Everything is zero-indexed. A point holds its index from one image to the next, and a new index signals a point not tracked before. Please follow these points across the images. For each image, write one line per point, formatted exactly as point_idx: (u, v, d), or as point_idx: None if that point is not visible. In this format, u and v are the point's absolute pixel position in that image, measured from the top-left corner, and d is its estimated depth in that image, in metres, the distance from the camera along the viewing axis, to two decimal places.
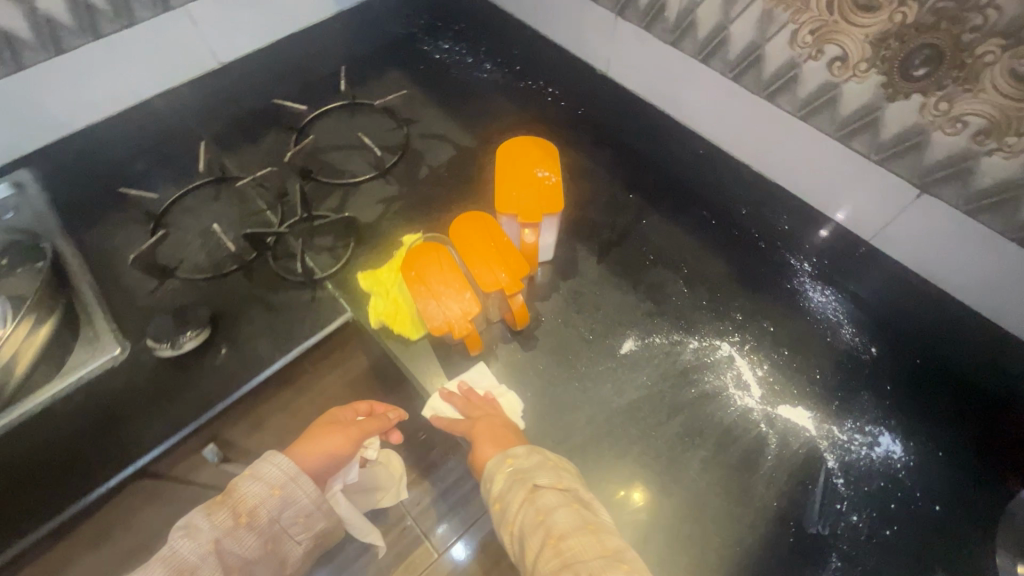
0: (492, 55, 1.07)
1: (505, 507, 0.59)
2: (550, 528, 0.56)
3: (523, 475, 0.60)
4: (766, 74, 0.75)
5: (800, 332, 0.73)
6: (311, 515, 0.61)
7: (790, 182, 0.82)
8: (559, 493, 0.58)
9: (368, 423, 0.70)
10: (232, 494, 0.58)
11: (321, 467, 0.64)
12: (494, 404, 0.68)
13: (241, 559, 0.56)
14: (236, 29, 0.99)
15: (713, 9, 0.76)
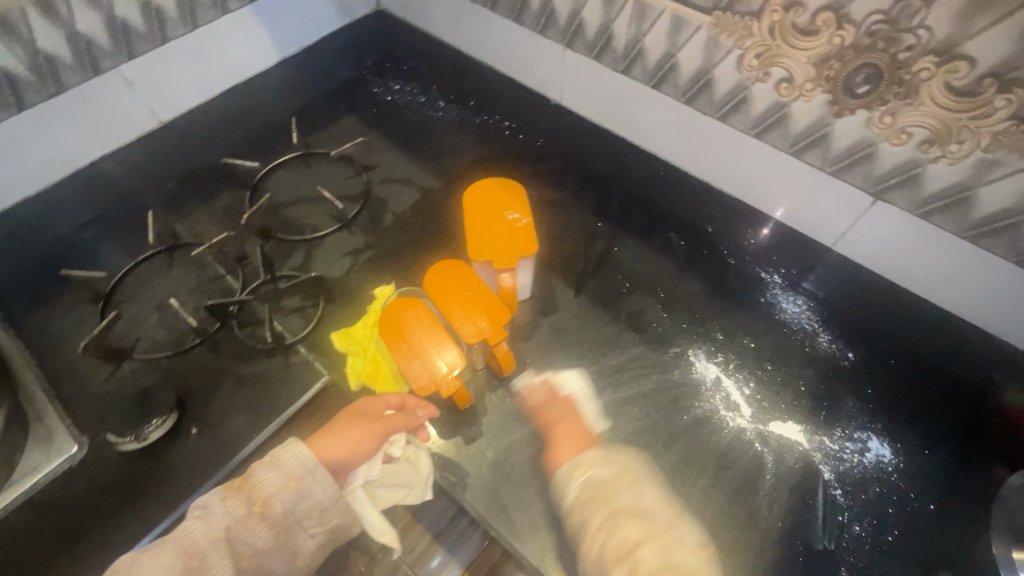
0: (446, 92, 1.07)
1: (584, 528, 0.58)
2: (637, 566, 0.53)
3: (596, 485, 0.60)
4: (717, 97, 0.77)
5: (781, 345, 0.74)
6: (326, 510, 0.57)
7: (749, 195, 0.83)
8: (643, 525, 0.57)
9: (394, 419, 0.65)
10: (250, 480, 0.55)
11: (339, 461, 0.60)
12: (574, 407, 0.68)
13: (252, 549, 0.53)
14: (174, 85, 0.94)
15: (660, 38, 0.78)
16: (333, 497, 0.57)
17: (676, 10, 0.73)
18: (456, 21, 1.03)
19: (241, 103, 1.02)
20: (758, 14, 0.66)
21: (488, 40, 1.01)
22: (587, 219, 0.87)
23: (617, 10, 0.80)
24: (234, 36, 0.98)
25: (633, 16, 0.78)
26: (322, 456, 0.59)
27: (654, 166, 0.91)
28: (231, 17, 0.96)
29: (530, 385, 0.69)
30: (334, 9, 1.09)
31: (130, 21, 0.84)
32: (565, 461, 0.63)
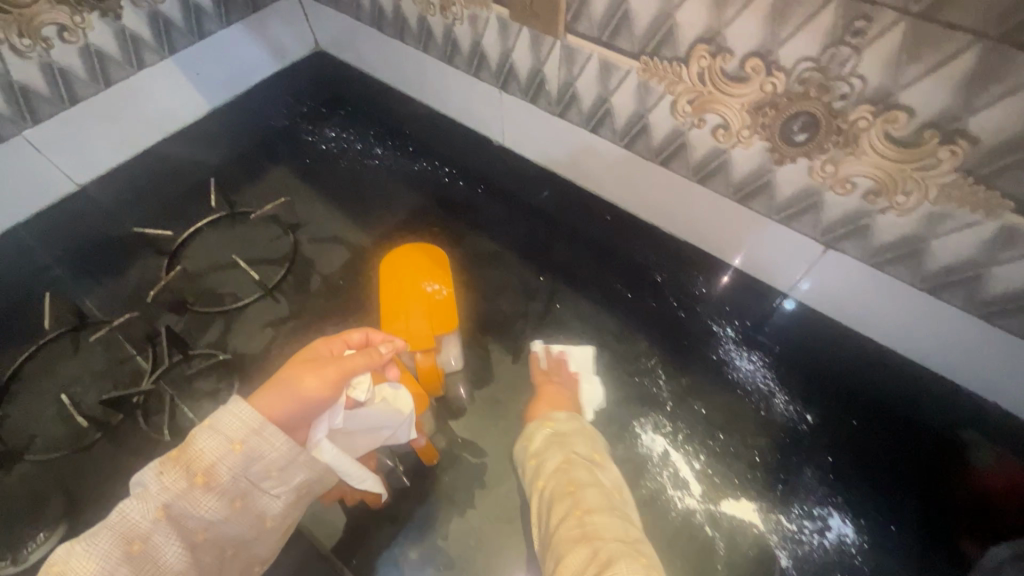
0: (383, 138, 0.99)
1: (540, 473, 0.61)
2: (579, 502, 0.56)
3: (562, 443, 0.63)
4: (655, 143, 0.73)
5: (735, 410, 0.68)
6: (285, 468, 0.51)
7: (698, 237, 0.78)
8: (593, 470, 0.60)
9: (352, 360, 0.57)
10: (188, 450, 0.47)
11: (293, 414, 0.52)
12: (574, 383, 0.71)
13: (204, 523, 0.47)
14: (92, 146, 0.90)
15: (592, 83, 0.73)
16: (290, 455, 0.51)
17: (604, 55, 0.68)
18: (395, 65, 1.00)
19: (168, 161, 0.98)
20: (685, 60, 0.61)
21: (426, 83, 0.97)
22: (528, 272, 0.82)
23: (544, 53, 0.75)
24: (156, 88, 0.94)
25: (562, 60, 0.73)
26: (271, 414, 0.51)
27: (603, 216, 0.85)
28: (148, 71, 0.92)
29: (549, 354, 0.73)
30: (266, 53, 1.06)
31: (33, 86, 0.80)
32: (540, 415, 0.67)
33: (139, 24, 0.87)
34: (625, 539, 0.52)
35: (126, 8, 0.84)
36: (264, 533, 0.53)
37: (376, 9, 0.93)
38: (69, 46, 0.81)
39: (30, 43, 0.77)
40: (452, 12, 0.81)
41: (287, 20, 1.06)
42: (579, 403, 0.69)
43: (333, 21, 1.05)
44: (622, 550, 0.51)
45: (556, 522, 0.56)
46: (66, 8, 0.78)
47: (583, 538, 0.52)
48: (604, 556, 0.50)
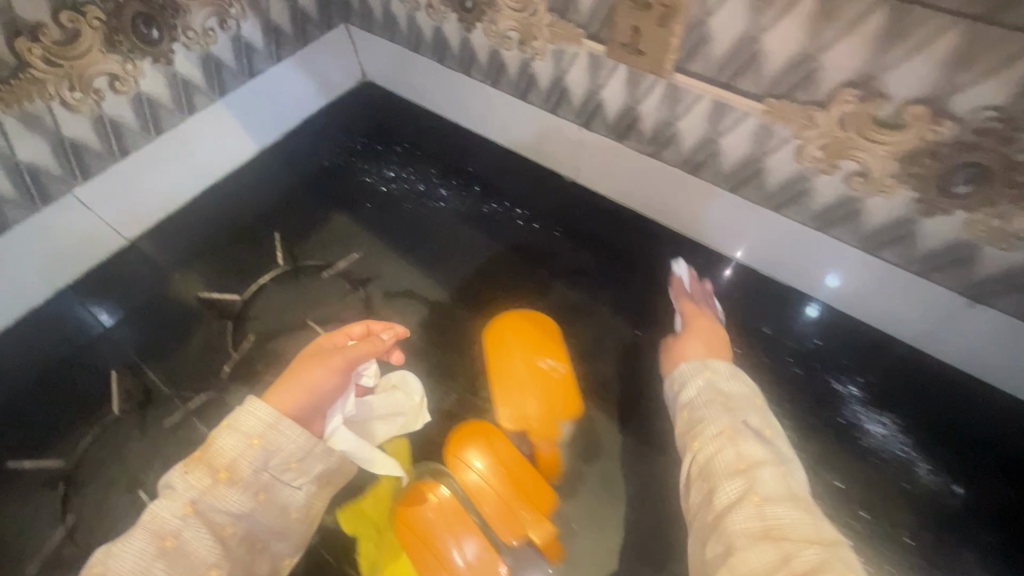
0: (447, 177, 0.93)
1: (704, 445, 0.58)
2: (755, 488, 0.53)
3: (727, 414, 0.60)
4: (768, 187, 0.67)
5: (875, 483, 0.62)
6: (304, 459, 0.57)
7: (810, 284, 0.72)
8: (772, 456, 0.56)
9: (355, 349, 0.63)
10: (210, 450, 0.54)
11: (306, 406, 0.59)
12: (720, 333, 0.70)
13: (230, 516, 0.53)
14: (141, 197, 0.84)
15: (698, 122, 0.66)
16: (308, 445, 0.56)
17: (719, 96, 0.62)
18: (456, 98, 0.94)
19: (219, 208, 0.91)
20: (824, 104, 0.55)
21: (492, 120, 0.91)
22: (622, 325, 0.76)
23: (642, 92, 0.68)
24: (205, 133, 0.88)
25: (663, 99, 0.67)
26: (286, 406, 0.57)
27: (700, 261, 0.78)
28: (198, 116, 0.86)
29: (692, 278, 0.76)
30: (313, 86, 1.00)
31: (83, 140, 0.75)
32: (694, 358, 0.67)
33: (190, 69, 0.81)
34: (818, 540, 0.48)
35: (178, 51, 0.78)
36: (291, 525, 0.57)
37: (439, 41, 0.87)
38: (120, 96, 0.75)
39: (81, 96, 0.71)
40: (532, 46, 0.74)
41: (333, 51, 1.00)
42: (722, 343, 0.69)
43: (385, 51, 0.99)
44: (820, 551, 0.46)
45: (725, 502, 0.53)
46: (118, 56, 0.72)
47: (764, 533, 0.49)
48: (800, 563, 0.45)
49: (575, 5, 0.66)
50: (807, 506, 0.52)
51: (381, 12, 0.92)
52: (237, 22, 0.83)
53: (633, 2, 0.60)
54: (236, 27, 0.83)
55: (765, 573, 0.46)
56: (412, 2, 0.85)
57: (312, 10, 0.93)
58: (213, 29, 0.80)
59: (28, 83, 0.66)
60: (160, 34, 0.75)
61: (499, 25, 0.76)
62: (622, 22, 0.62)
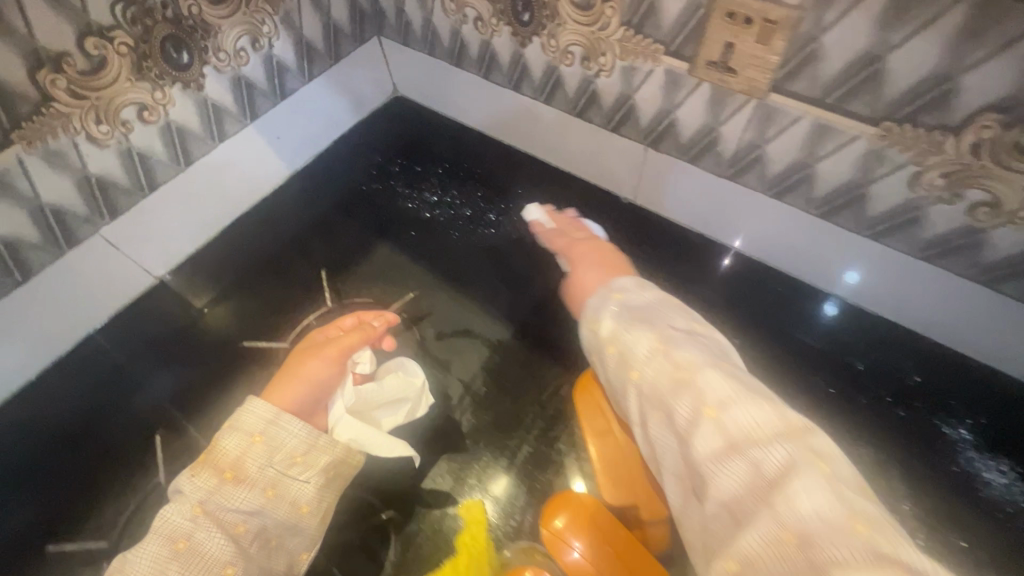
0: (495, 200, 0.86)
1: (638, 364, 0.55)
2: (704, 398, 0.49)
3: (653, 327, 0.57)
4: (870, 214, 0.61)
5: (1003, 543, 0.55)
6: (308, 452, 0.57)
7: (899, 312, 0.66)
8: (709, 355, 0.53)
9: (346, 337, 0.65)
10: (214, 452, 0.56)
11: (304, 400, 0.61)
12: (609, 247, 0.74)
13: (241, 515, 0.53)
14: (168, 231, 0.78)
15: (791, 146, 0.60)
16: (311, 439, 0.58)
17: (824, 118, 0.55)
18: (503, 115, 0.88)
19: (246, 237, 0.83)
20: (955, 129, 0.49)
21: (544, 138, 0.85)
22: None
23: (727, 113, 0.62)
24: (235, 159, 0.82)
25: (753, 120, 0.61)
26: (283, 401, 0.60)
27: (787, 293, 0.71)
28: (229, 142, 0.80)
29: (550, 217, 0.79)
30: (345, 103, 0.94)
31: (110, 175, 0.69)
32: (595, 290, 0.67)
33: (221, 93, 0.75)
34: (781, 432, 0.45)
35: (209, 75, 0.72)
36: (304, 519, 0.55)
37: (487, 55, 0.81)
38: (149, 126, 0.69)
39: (108, 129, 0.65)
40: (598, 62, 0.68)
41: (365, 65, 0.94)
42: (619, 261, 0.72)
43: (424, 65, 0.93)
44: (788, 451, 0.44)
45: (684, 422, 0.49)
46: (147, 83, 0.66)
47: (729, 451, 0.45)
48: (772, 471, 0.43)
49: (653, 19, 0.60)
50: (768, 397, 0.49)
51: (420, 24, 0.87)
52: (269, 40, 0.77)
53: (727, 17, 0.54)
54: (268, 46, 0.77)
55: (746, 495, 0.43)
56: (457, 14, 0.79)
57: (345, 23, 0.87)
58: (244, 49, 0.74)
59: (52, 118, 0.60)
60: (190, 58, 0.69)
61: (560, 40, 0.70)
62: (712, 39, 0.56)
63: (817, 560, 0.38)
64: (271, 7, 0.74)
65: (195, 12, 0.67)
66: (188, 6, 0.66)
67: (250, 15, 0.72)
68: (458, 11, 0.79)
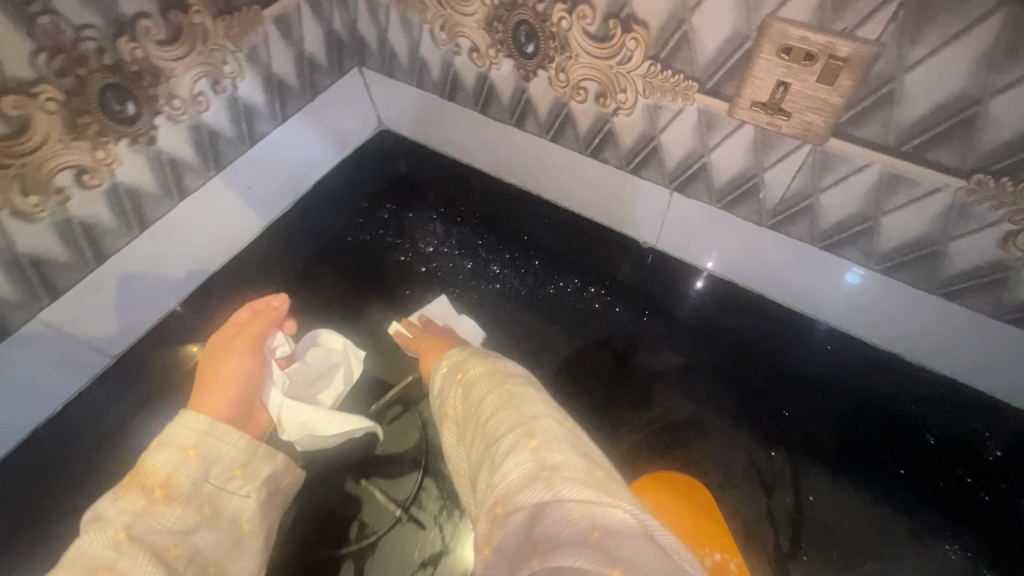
0: (499, 249, 0.77)
1: (448, 401, 0.59)
2: (480, 417, 0.54)
3: (454, 365, 0.61)
4: (945, 272, 0.53)
5: None
6: (250, 462, 0.55)
7: (944, 360, 0.59)
8: (492, 372, 0.58)
9: (251, 327, 0.65)
10: (139, 472, 0.50)
11: (234, 404, 0.60)
12: (451, 330, 0.70)
13: (174, 537, 0.48)
14: (138, 291, 0.68)
15: (850, 196, 0.52)
16: (250, 450, 0.55)
17: (895, 168, 0.47)
18: (503, 152, 0.78)
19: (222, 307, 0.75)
20: None
21: (551, 178, 0.75)
22: (752, 445, 0.61)
23: (774, 159, 0.53)
24: (201, 217, 0.71)
25: (807, 167, 0.52)
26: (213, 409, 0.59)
27: (837, 357, 0.64)
28: (191, 200, 0.69)
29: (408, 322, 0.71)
30: (325, 142, 0.83)
31: (46, 253, 0.58)
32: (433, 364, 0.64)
33: (180, 146, 0.65)
34: (516, 421, 0.51)
35: (163, 125, 0.62)
36: (245, 538, 0.52)
37: (484, 89, 0.72)
38: (91, 191, 0.59)
39: (39, 200, 0.55)
40: (617, 100, 0.59)
41: (346, 99, 0.84)
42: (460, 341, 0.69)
43: (412, 98, 0.83)
44: (510, 439, 0.50)
45: (466, 445, 0.55)
46: (86, 142, 0.56)
47: (483, 456, 0.51)
48: (499, 454, 0.49)
49: (686, 53, 0.50)
50: (523, 397, 0.55)
51: (407, 55, 0.77)
52: (233, 81, 0.67)
53: (783, 53, 0.45)
54: (232, 87, 0.67)
55: (487, 489, 0.49)
56: (449, 44, 0.70)
57: (322, 56, 0.77)
58: (203, 93, 0.64)
59: None
60: (138, 109, 0.58)
61: (571, 74, 0.60)
62: (763, 78, 0.47)
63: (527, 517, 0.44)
64: (234, 43, 0.64)
65: (141, 56, 0.56)
66: (130, 49, 0.55)
67: (208, 54, 0.62)
68: (450, 41, 0.69)
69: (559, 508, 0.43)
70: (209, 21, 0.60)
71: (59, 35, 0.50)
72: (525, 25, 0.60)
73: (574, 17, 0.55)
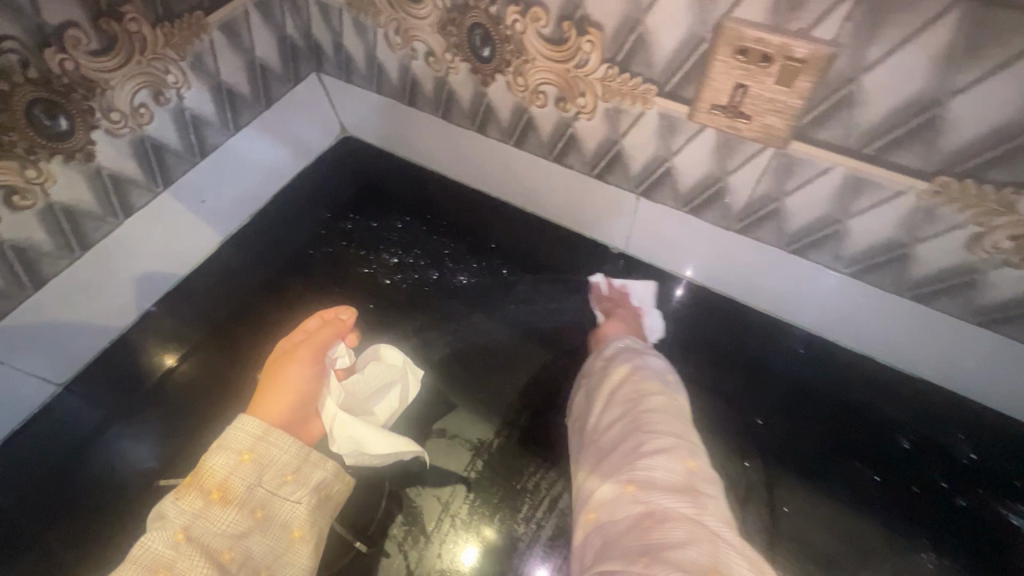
0: (465, 258, 0.74)
1: (592, 397, 0.57)
2: (639, 405, 0.52)
3: (634, 357, 0.58)
4: (913, 275, 0.52)
5: None
6: (301, 470, 0.50)
7: (915, 363, 0.59)
8: (659, 380, 0.55)
9: (318, 335, 0.61)
10: (198, 472, 0.47)
11: (291, 412, 0.55)
12: (636, 318, 0.64)
13: (227, 540, 0.45)
14: (82, 313, 0.64)
15: (818, 199, 0.50)
16: (302, 455, 0.50)
17: (859, 171, 0.46)
18: (469, 159, 0.76)
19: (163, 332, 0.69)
20: None
21: (519, 186, 0.73)
22: (728, 459, 0.58)
23: (738, 162, 0.51)
24: (156, 234, 0.69)
25: (771, 170, 0.50)
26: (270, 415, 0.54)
27: (811, 363, 0.62)
28: (138, 218, 0.67)
29: (611, 284, 0.68)
30: (284, 152, 0.80)
31: None
32: (609, 332, 0.63)
33: (123, 161, 0.62)
34: (679, 431, 0.50)
35: (101, 140, 0.59)
36: (295, 545, 0.48)
37: (444, 94, 0.69)
38: (24, 213, 0.55)
39: None
40: (578, 104, 0.57)
41: (304, 108, 0.81)
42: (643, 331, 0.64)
43: (373, 105, 0.80)
44: (668, 441, 0.48)
45: (606, 421, 0.53)
46: (15, 162, 0.52)
47: (627, 436, 0.50)
48: (647, 446, 0.48)
49: (643, 55, 0.48)
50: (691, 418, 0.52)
51: (365, 60, 0.74)
52: (178, 92, 0.63)
53: (739, 55, 0.43)
54: (177, 98, 0.64)
55: (614, 470, 0.48)
56: (406, 49, 0.67)
57: (275, 63, 0.74)
58: (145, 105, 0.61)
59: None
60: (72, 124, 0.55)
61: (529, 78, 0.58)
62: (721, 81, 0.45)
63: (648, 513, 0.43)
64: (176, 52, 0.61)
65: (71, 68, 0.53)
66: (58, 60, 0.52)
67: (148, 64, 0.59)
68: (406, 46, 0.67)
69: (680, 527, 0.41)
70: (147, 29, 0.57)
71: None
72: (480, 28, 0.57)
73: (528, 20, 0.53)
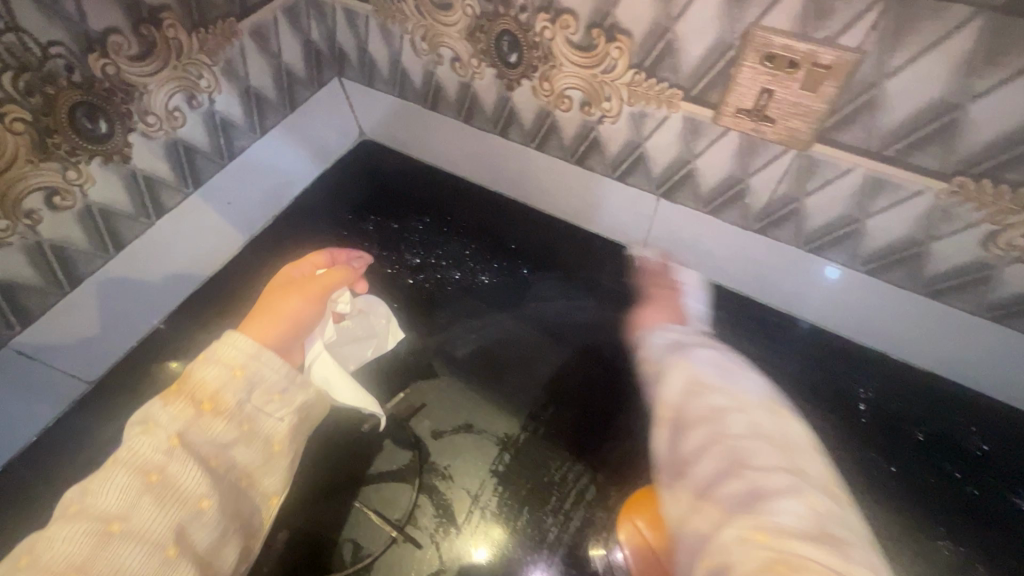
0: (486, 257, 0.75)
1: (662, 398, 0.54)
2: (722, 428, 0.47)
3: (682, 354, 0.56)
4: (929, 272, 0.54)
5: None
6: (287, 391, 0.49)
7: (930, 358, 0.61)
8: (726, 384, 0.52)
9: (326, 278, 0.62)
10: (188, 382, 0.46)
11: (283, 337, 0.56)
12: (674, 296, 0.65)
13: (215, 449, 0.45)
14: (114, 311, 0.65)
15: (838, 198, 0.52)
16: (291, 377, 0.49)
17: (878, 171, 0.48)
18: (490, 161, 0.77)
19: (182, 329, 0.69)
20: None
21: (540, 187, 0.75)
22: None
23: (760, 163, 0.53)
24: (182, 234, 0.70)
25: (792, 171, 0.52)
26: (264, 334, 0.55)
27: (837, 359, 0.62)
28: (170, 218, 0.68)
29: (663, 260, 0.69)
30: (306, 155, 0.82)
31: (16, 277, 0.56)
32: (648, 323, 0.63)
33: (156, 162, 0.63)
34: (786, 459, 0.45)
35: (137, 143, 0.60)
36: (275, 459, 0.47)
37: (468, 98, 0.71)
38: (63, 214, 0.57)
39: (7, 224, 0.53)
40: (603, 108, 0.59)
41: (326, 110, 0.82)
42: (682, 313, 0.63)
43: (394, 108, 0.82)
44: (790, 478, 0.43)
45: (690, 445, 0.48)
46: (56, 163, 0.54)
47: (733, 464, 0.45)
48: (771, 485, 0.42)
49: (671, 61, 0.50)
50: (789, 441, 0.47)
51: (389, 65, 0.76)
52: (210, 96, 0.65)
53: (766, 61, 0.45)
54: (209, 102, 0.65)
55: (732, 508, 0.42)
56: (431, 54, 0.69)
57: (300, 67, 0.75)
58: (179, 108, 0.62)
59: None
60: (111, 127, 0.57)
61: (555, 83, 0.60)
62: (747, 86, 0.48)
63: (779, 557, 0.38)
64: (209, 57, 0.62)
65: (112, 72, 0.55)
66: (101, 65, 0.53)
67: (183, 69, 0.60)
68: (431, 51, 0.69)
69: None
70: (184, 35, 0.59)
71: (25, 52, 0.48)
72: (508, 35, 0.59)
73: (557, 27, 0.55)
